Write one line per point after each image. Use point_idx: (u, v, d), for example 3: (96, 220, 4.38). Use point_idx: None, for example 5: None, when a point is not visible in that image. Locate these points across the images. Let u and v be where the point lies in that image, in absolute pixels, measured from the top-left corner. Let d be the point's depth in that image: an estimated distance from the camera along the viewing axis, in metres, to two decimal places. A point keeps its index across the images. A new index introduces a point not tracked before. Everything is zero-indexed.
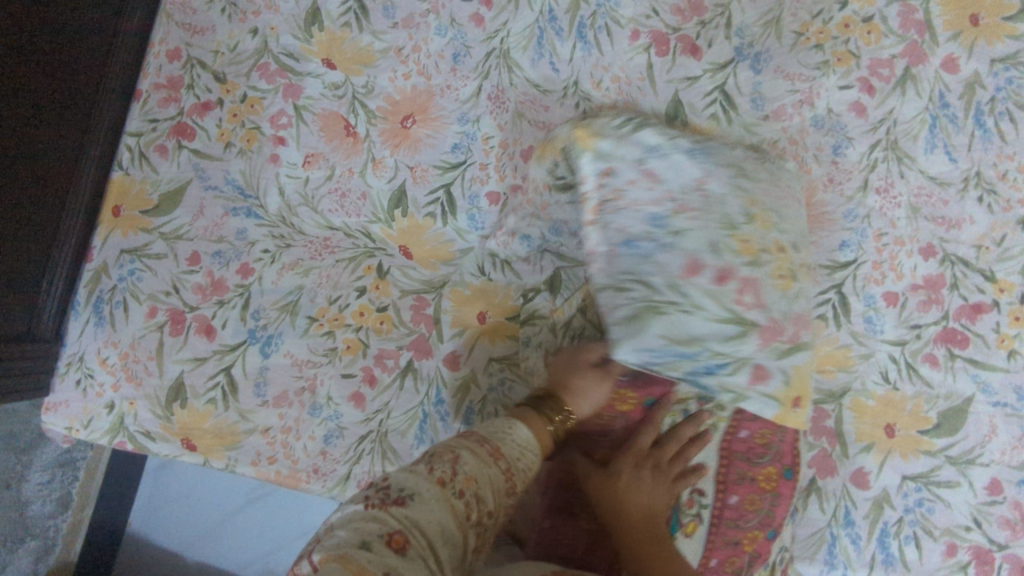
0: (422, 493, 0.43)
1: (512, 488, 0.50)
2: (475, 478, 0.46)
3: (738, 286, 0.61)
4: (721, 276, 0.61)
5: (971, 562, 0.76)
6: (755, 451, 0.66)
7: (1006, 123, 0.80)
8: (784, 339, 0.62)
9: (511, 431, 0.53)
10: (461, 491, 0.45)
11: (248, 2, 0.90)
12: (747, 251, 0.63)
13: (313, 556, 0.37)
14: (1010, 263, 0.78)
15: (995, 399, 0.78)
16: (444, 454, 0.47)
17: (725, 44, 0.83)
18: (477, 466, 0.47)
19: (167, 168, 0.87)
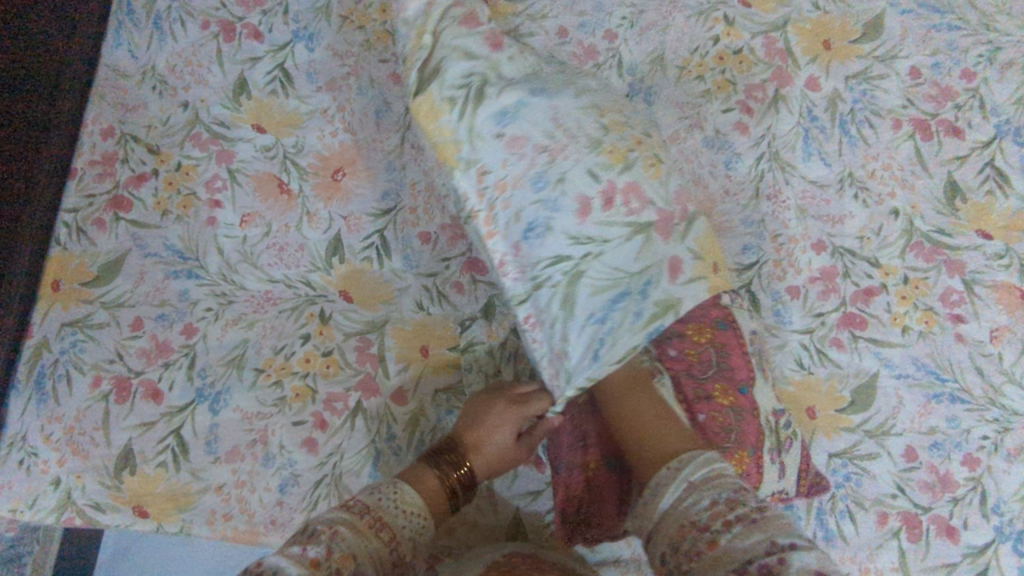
0: (290, 572, 0.50)
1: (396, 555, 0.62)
2: (349, 555, 0.56)
3: (624, 197, 0.77)
4: (608, 198, 0.77)
5: (902, 528, 0.81)
6: (694, 369, 0.76)
7: (866, 129, 0.95)
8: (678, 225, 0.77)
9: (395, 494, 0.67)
10: (337, 568, 0.54)
11: (179, 80, 0.96)
12: (618, 160, 0.79)
13: None
14: (890, 250, 0.90)
15: (898, 372, 0.86)
16: (325, 531, 0.58)
17: (619, 81, 0.98)
18: (355, 545, 0.58)
19: (105, 240, 0.89)
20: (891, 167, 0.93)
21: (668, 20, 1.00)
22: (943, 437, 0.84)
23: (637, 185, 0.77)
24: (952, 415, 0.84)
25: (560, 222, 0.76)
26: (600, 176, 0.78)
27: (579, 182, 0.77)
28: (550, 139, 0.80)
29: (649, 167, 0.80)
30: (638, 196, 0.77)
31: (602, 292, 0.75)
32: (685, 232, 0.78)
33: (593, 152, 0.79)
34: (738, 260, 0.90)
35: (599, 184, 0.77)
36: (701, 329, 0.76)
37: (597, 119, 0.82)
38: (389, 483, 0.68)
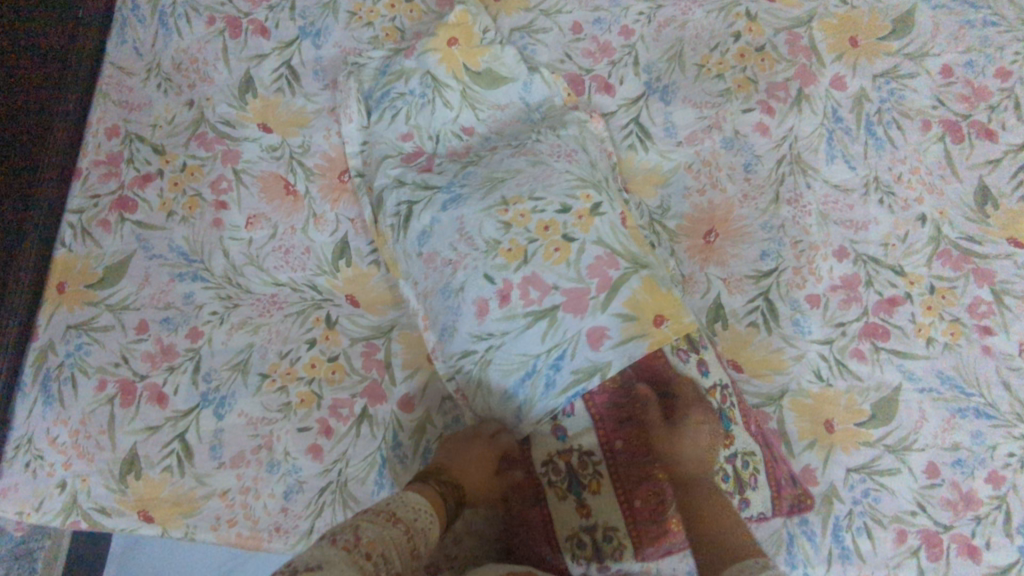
0: (328, 561, 0.49)
1: (415, 548, 0.57)
2: (377, 542, 0.53)
3: (521, 289, 0.73)
4: (504, 295, 0.73)
5: (922, 547, 0.78)
6: (618, 392, 0.72)
7: (894, 130, 0.91)
8: (594, 296, 0.72)
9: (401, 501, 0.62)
10: (367, 554, 0.52)
11: (185, 78, 0.95)
12: (515, 255, 0.73)
13: None
14: (915, 257, 0.86)
15: (922, 386, 0.83)
16: (346, 529, 0.54)
17: (635, 80, 0.95)
18: (380, 534, 0.55)
19: (110, 242, 0.88)
20: (918, 171, 0.89)
21: (686, 16, 0.96)
22: (967, 454, 0.80)
23: (534, 275, 0.72)
24: (977, 431, 0.81)
25: (463, 325, 0.75)
26: (495, 278, 0.74)
27: (475, 287, 0.74)
28: (453, 251, 0.77)
29: (552, 253, 0.73)
30: (537, 286, 0.72)
31: (512, 375, 0.73)
32: (608, 298, 0.72)
33: (484, 256, 0.74)
34: (756, 267, 0.87)
35: (494, 284, 0.73)
36: (644, 398, 0.71)
37: (498, 216, 0.76)
38: (395, 497, 0.63)
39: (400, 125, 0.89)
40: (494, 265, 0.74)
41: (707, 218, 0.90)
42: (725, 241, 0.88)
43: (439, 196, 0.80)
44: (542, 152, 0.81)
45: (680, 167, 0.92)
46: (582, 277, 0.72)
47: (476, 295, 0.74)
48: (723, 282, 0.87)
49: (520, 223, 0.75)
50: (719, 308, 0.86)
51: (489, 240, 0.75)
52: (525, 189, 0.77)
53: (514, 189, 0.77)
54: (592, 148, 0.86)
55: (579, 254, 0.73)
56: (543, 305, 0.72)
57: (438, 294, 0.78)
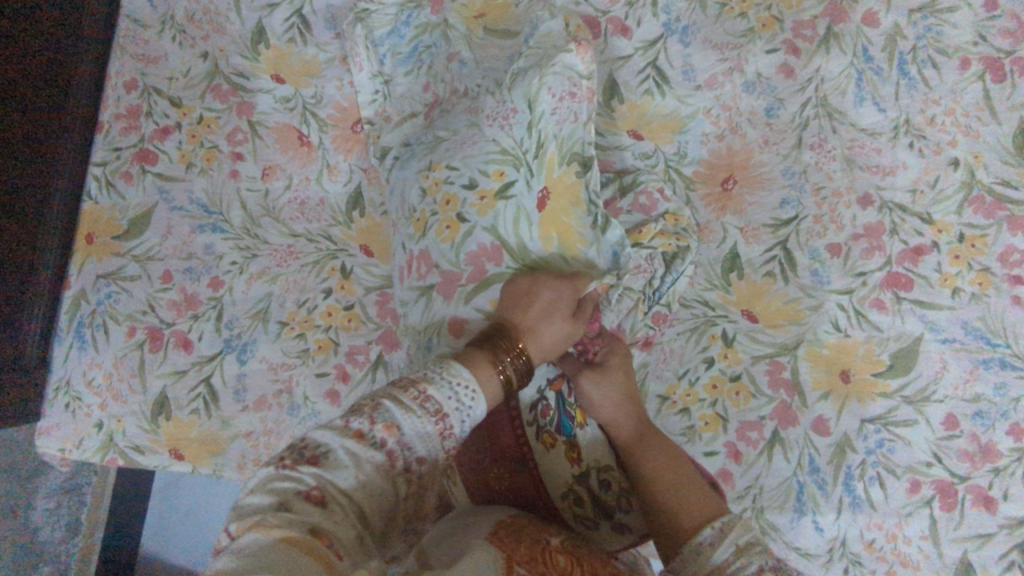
0: (337, 449, 0.44)
1: (449, 433, 0.48)
2: (396, 425, 0.46)
3: (416, 262, 0.78)
4: (409, 266, 0.79)
5: (935, 497, 0.77)
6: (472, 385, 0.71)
7: (929, 70, 0.86)
8: (465, 284, 0.74)
9: (449, 369, 0.51)
10: (383, 442, 0.45)
11: (197, 29, 0.94)
12: (419, 228, 0.78)
13: (230, 527, 0.40)
14: (945, 204, 0.83)
15: (944, 336, 0.81)
16: (366, 406, 0.47)
17: (653, 21, 0.90)
18: (403, 415, 0.46)
19: (133, 194, 0.90)
20: (953, 113, 0.84)
21: None
22: (989, 406, 0.78)
23: (425, 252, 0.77)
24: (1000, 382, 0.79)
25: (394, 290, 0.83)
26: (405, 247, 0.80)
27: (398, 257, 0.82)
28: (399, 218, 0.82)
29: (444, 230, 0.76)
30: (426, 264, 0.77)
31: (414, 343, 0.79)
32: (475, 290, 0.74)
33: (403, 224, 0.81)
34: (774, 215, 0.85)
35: (404, 253, 0.80)
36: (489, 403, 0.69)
37: (420, 183, 0.79)
38: (437, 362, 0.53)
39: (415, 79, 0.89)
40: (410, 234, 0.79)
41: (725, 164, 0.87)
42: (744, 189, 0.86)
43: (399, 155, 0.85)
44: (483, 112, 0.79)
45: (700, 113, 0.89)
46: (461, 262, 0.75)
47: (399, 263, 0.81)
48: (740, 231, 0.85)
49: (437, 191, 0.77)
50: (735, 258, 0.85)
51: (410, 209, 0.80)
52: (451, 155, 0.78)
53: (442, 153, 0.79)
54: (546, 100, 0.76)
55: (466, 235, 0.74)
56: (428, 284, 0.77)
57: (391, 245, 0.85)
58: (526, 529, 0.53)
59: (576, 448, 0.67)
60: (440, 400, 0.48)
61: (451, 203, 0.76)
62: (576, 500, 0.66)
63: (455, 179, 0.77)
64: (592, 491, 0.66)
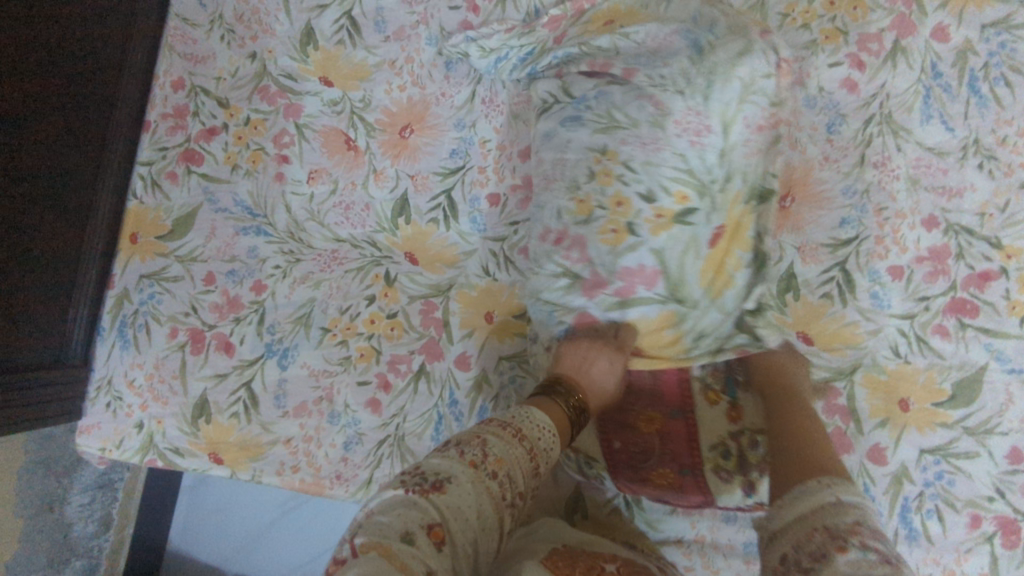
0: (457, 476, 0.48)
1: (536, 469, 0.55)
2: (504, 460, 0.52)
3: (568, 244, 0.75)
4: (557, 237, 0.75)
5: (997, 533, 0.74)
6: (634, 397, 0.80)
7: (1001, 88, 0.82)
8: (608, 293, 0.73)
9: (531, 416, 0.59)
10: (494, 473, 0.50)
11: (246, 29, 0.93)
12: (582, 211, 0.74)
13: (354, 540, 0.42)
14: (1015, 229, 0.79)
15: (1011, 366, 0.77)
16: (473, 440, 0.53)
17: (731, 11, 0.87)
18: (506, 456, 0.52)
19: (178, 194, 0.90)
20: None
21: None
22: None
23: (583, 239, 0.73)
24: None
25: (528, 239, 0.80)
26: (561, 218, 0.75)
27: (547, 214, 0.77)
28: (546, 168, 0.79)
29: (608, 231, 0.73)
30: (578, 247, 0.74)
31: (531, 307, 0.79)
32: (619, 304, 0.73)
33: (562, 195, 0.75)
34: (833, 235, 0.82)
35: (559, 221, 0.75)
36: (650, 417, 0.78)
37: (590, 164, 0.74)
38: (522, 410, 0.60)
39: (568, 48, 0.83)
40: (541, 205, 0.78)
41: (783, 180, 0.84)
42: (802, 207, 0.83)
43: (568, 110, 0.78)
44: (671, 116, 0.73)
45: None
46: (614, 270, 0.73)
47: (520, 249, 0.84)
48: (798, 250, 0.82)
49: (610, 180, 0.73)
50: (792, 278, 0.82)
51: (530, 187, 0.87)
52: (632, 149, 0.73)
53: (619, 141, 0.74)
54: (740, 129, 0.73)
55: (629, 248, 0.72)
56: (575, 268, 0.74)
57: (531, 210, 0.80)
58: (582, 555, 0.55)
59: (736, 411, 0.77)
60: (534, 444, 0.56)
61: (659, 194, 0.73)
62: (723, 452, 0.76)
63: (583, 180, 0.74)
64: (740, 449, 0.75)
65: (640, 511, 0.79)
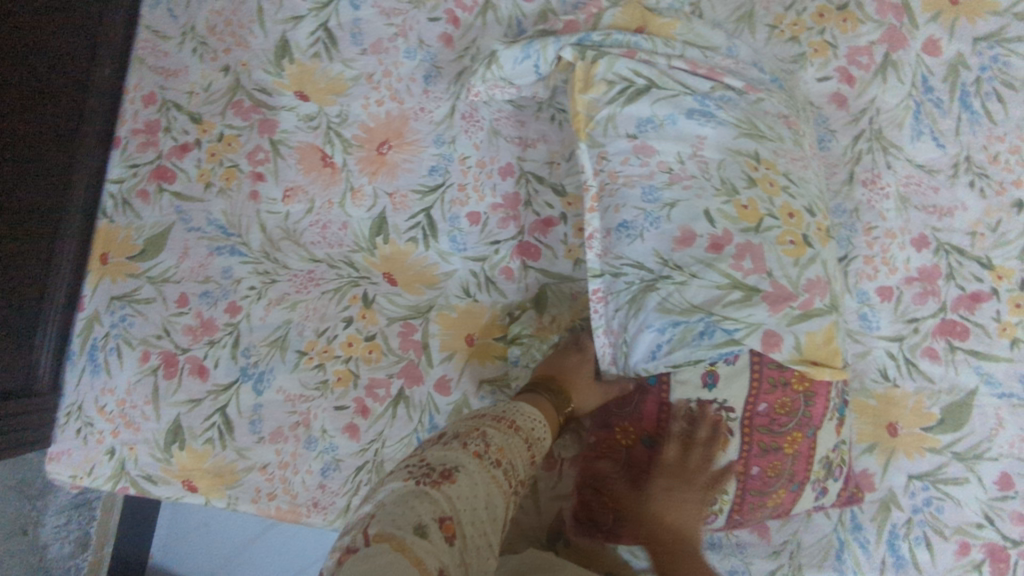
0: (464, 465, 0.47)
1: (532, 458, 0.56)
2: (505, 449, 0.52)
3: (735, 252, 0.66)
4: (716, 244, 0.67)
5: (985, 561, 0.73)
6: (777, 421, 0.67)
7: (993, 103, 0.80)
8: (794, 306, 0.66)
9: (519, 408, 0.60)
10: (498, 462, 0.50)
11: (219, 41, 0.91)
12: (747, 216, 0.67)
13: (369, 531, 0.39)
14: (1006, 249, 0.78)
15: (1000, 390, 0.76)
16: (473, 433, 0.52)
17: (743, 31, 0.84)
18: (505, 446, 0.52)
19: (149, 213, 0.87)
20: (1018, 151, 0.79)
21: None
22: None
23: (758, 246, 0.66)
24: None
25: (654, 238, 0.69)
26: (716, 219, 0.67)
27: (687, 213, 0.68)
28: (678, 162, 0.71)
29: (789, 243, 0.68)
30: (752, 256, 0.66)
31: (688, 317, 0.66)
32: (801, 316, 0.66)
33: (713, 196, 0.68)
34: None
35: (713, 227, 0.67)
36: (796, 437, 0.68)
37: (747, 169, 0.69)
38: (510, 405, 0.61)
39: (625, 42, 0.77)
40: (673, 203, 0.69)
41: None
42: None
43: (688, 100, 0.72)
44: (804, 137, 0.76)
45: None
46: (800, 284, 0.67)
47: (617, 246, 0.70)
48: None
49: (774, 192, 0.69)
50: None
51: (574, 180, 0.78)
52: (784, 164, 0.72)
53: (772, 153, 0.71)
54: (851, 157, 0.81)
55: (810, 261, 0.68)
56: (748, 278, 0.66)
57: (636, 199, 0.70)
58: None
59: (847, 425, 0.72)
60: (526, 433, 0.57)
61: (816, 203, 0.73)
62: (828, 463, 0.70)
63: (740, 185, 0.68)
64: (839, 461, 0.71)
65: None
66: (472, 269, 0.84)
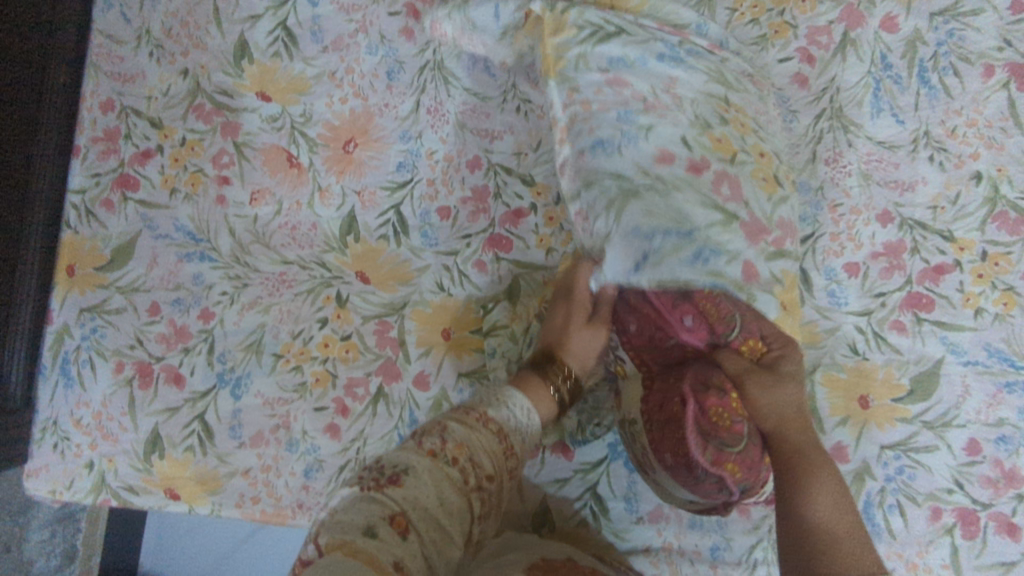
0: (414, 467, 0.47)
1: (507, 449, 0.54)
2: (465, 445, 0.50)
3: (714, 178, 0.65)
4: (696, 167, 0.65)
5: (957, 525, 0.75)
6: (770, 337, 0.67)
7: (951, 77, 0.81)
8: (768, 240, 0.65)
9: (501, 397, 0.59)
10: (455, 459, 0.49)
11: (177, 44, 0.89)
12: (722, 149, 0.67)
13: (318, 540, 0.40)
14: (967, 221, 0.79)
15: (967, 358, 0.78)
16: (433, 429, 0.52)
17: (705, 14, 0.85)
18: (469, 439, 0.51)
19: (115, 222, 0.86)
20: (976, 124, 0.80)
21: None
22: (1013, 430, 0.76)
23: (734, 176, 0.65)
24: None
25: (631, 151, 0.66)
26: (693, 145, 0.66)
27: (664, 134, 0.66)
28: (652, 94, 0.69)
29: (760, 179, 0.67)
30: (729, 183, 0.65)
31: (663, 231, 0.63)
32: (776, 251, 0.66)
33: (692, 128, 0.67)
34: None
35: (691, 152, 0.66)
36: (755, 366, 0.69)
37: (718, 110, 0.69)
38: (494, 391, 0.60)
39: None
40: (650, 126, 0.67)
41: None
42: None
43: (659, 45, 0.72)
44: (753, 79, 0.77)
45: None
46: (773, 219, 0.67)
47: (592, 161, 0.67)
48: None
49: (743, 131, 0.69)
50: None
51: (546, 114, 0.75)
52: (751, 111, 0.72)
53: (740, 100, 0.72)
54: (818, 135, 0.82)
55: (782, 200, 0.68)
56: (728, 204, 0.65)
57: (612, 120, 0.67)
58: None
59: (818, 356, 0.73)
60: (499, 423, 0.55)
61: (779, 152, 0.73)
62: None
63: (714, 122, 0.68)
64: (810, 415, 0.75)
65: (606, 521, 0.78)
66: (445, 262, 0.84)
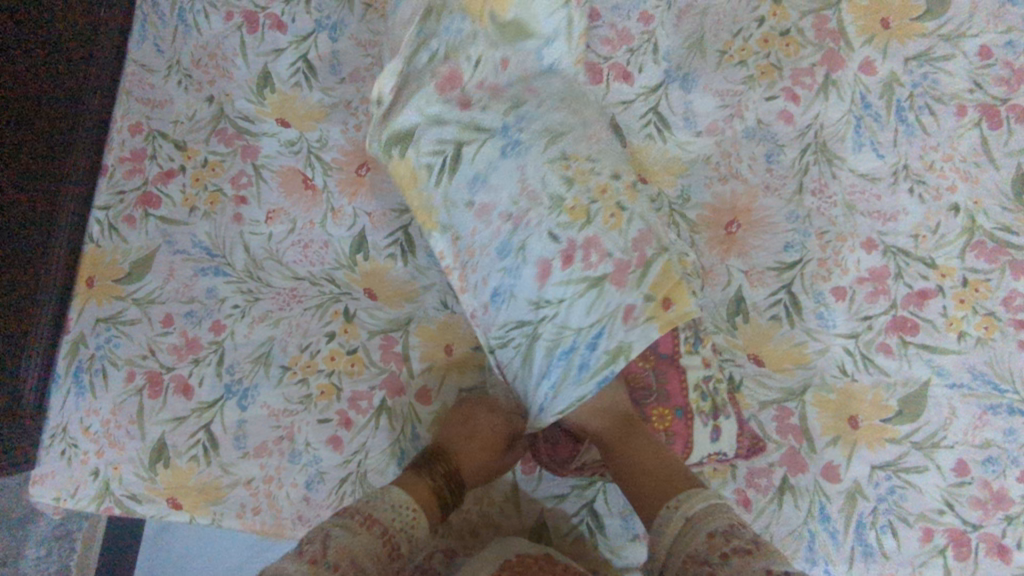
0: (294, 571, 0.51)
1: (392, 552, 0.59)
2: (347, 551, 0.55)
3: (583, 250, 0.72)
4: (567, 257, 0.72)
5: (949, 546, 0.76)
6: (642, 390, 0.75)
7: (926, 116, 0.87)
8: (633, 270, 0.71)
9: (384, 496, 0.64)
10: (337, 564, 0.53)
11: (203, 73, 0.95)
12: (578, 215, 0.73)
13: None
14: (947, 249, 0.83)
15: (952, 380, 0.80)
16: (317, 537, 0.56)
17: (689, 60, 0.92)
18: (349, 537, 0.56)
19: (135, 237, 0.90)
20: (952, 158, 0.86)
21: None
22: (999, 452, 0.78)
23: (592, 236, 0.72)
24: (1009, 428, 0.78)
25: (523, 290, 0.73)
26: (561, 236, 0.73)
27: (538, 245, 0.73)
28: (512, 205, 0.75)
29: (609, 218, 0.73)
30: (597, 250, 0.71)
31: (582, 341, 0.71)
32: (641, 274, 0.71)
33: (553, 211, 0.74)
34: (779, 258, 0.85)
35: (558, 242, 0.72)
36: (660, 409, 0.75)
37: (561, 172, 0.76)
38: (375, 495, 0.64)
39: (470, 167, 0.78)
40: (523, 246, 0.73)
41: (729, 208, 0.88)
42: (748, 232, 0.87)
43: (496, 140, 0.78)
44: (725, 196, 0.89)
45: (699, 159, 0.91)
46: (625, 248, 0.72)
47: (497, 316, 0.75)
48: (745, 274, 0.85)
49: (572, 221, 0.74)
50: (741, 301, 0.85)
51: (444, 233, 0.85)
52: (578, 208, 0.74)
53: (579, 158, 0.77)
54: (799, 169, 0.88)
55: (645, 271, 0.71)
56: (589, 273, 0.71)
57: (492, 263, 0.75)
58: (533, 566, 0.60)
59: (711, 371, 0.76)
60: (383, 526, 0.60)
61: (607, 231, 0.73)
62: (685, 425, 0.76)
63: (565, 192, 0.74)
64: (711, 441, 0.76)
65: (603, 538, 0.79)
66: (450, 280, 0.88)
